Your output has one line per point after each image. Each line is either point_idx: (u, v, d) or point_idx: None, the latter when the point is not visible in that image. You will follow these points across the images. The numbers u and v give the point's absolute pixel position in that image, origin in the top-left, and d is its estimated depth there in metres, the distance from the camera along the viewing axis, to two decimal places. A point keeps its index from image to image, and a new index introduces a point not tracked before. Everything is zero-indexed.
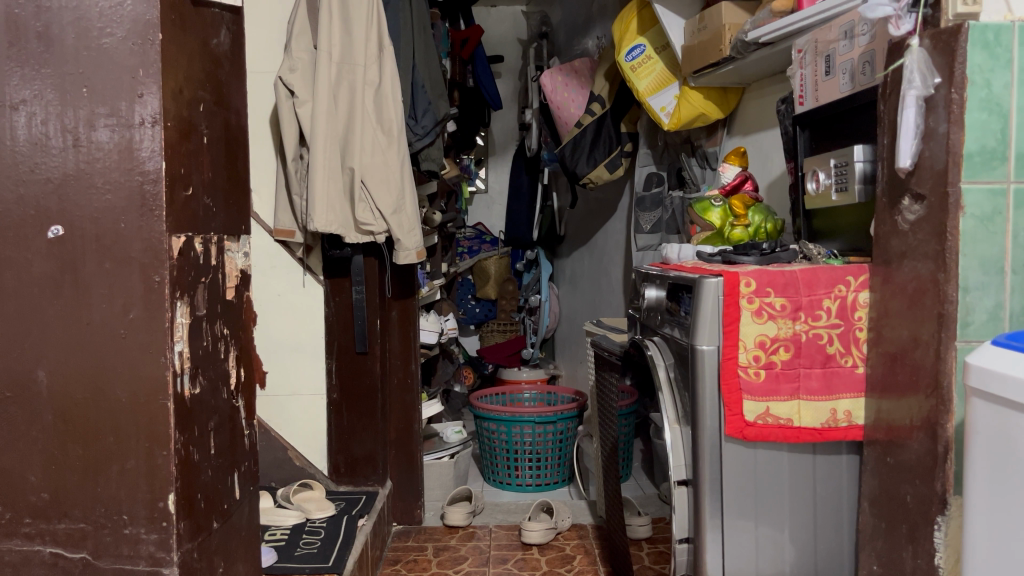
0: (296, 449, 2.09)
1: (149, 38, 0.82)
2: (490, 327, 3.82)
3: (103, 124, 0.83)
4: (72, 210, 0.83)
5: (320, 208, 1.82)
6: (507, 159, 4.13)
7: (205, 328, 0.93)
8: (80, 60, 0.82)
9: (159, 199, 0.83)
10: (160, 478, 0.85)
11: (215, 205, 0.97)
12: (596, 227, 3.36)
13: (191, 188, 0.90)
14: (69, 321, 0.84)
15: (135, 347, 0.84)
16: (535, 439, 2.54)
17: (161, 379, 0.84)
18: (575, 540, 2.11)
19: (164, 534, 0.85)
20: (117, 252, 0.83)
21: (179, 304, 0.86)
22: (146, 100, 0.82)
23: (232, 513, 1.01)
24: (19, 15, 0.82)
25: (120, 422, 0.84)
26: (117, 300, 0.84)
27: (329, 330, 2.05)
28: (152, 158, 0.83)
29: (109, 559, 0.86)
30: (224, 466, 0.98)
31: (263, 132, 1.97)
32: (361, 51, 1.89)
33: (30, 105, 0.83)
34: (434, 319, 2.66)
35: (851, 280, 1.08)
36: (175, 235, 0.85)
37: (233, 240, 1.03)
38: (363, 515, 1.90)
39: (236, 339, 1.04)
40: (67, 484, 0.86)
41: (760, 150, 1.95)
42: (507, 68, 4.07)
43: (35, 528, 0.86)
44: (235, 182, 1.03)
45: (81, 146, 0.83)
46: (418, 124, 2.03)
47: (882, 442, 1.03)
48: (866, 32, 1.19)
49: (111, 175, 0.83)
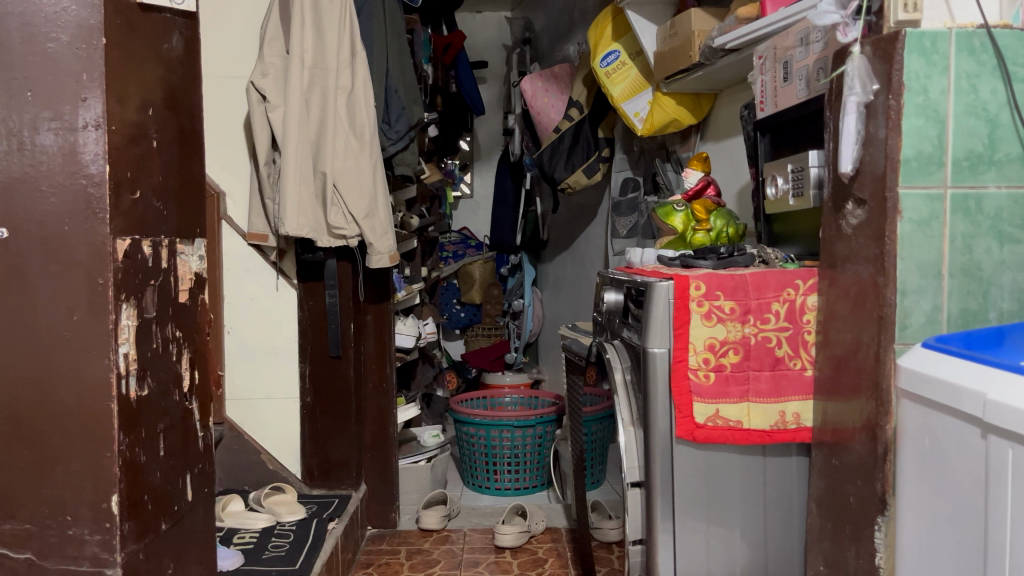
0: (269, 452, 2.09)
1: (93, 43, 0.83)
2: (473, 332, 3.80)
3: (47, 128, 0.83)
4: (17, 213, 0.84)
5: (291, 212, 1.83)
6: (492, 164, 4.14)
7: (155, 330, 0.94)
8: (25, 64, 0.83)
9: (104, 202, 0.84)
10: (106, 478, 0.85)
11: (166, 209, 0.98)
12: (577, 232, 3.38)
13: (139, 192, 0.91)
14: (15, 324, 0.85)
15: (79, 348, 0.85)
16: (513, 443, 2.55)
17: (105, 380, 0.85)
18: (548, 544, 2.12)
19: (107, 535, 0.86)
20: (62, 255, 0.84)
21: (126, 306, 0.87)
22: (90, 104, 0.83)
23: (185, 515, 1.02)
24: None
25: (66, 424, 0.85)
26: (63, 303, 0.84)
27: (302, 334, 2.06)
28: (95, 161, 0.84)
29: (54, 559, 0.86)
30: (176, 468, 0.99)
31: (236, 137, 1.99)
32: (334, 55, 1.90)
33: None
34: (412, 323, 2.66)
35: (800, 284, 1.08)
36: (120, 237, 0.86)
37: (186, 243, 1.04)
38: (333, 519, 1.90)
39: (191, 341, 1.05)
40: (14, 486, 0.86)
41: (730, 155, 1.97)
42: (492, 73, 4.08)
43: None
44: (189, 185, 1.04)
45: (25, 150, 0.84)
46: (391, 129, 2.04)
47: (828, 444, 1.04)
48: (820, 39, 1.20)
49: (55, 178, 0.84)
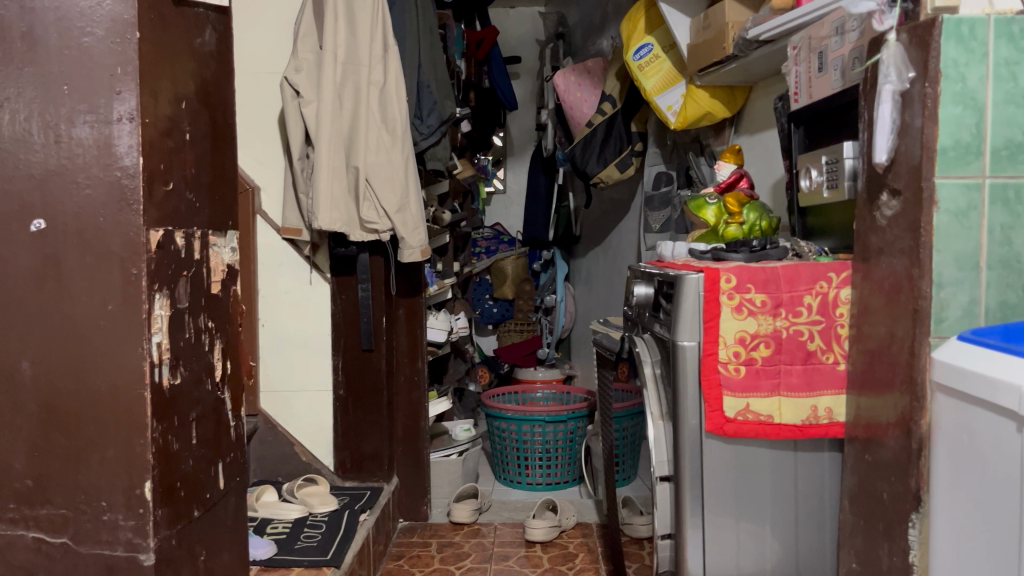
0: (302, 445, 2.11)
1: (126, 37, 0.84)
2: (506, 327, 3.82)
3: (83, 121, 0.85)
4: (54, 204, 0.86)
5: (323, 206, 1.85)
6: (525, 159, 4.13)
7: (187, 320, 0.95)
8: (61, 59, 0.85)
9: (138, 193, 0.85)
10: (138, 465, 0.87)
11: (199, 201, 0.99)
12: (610, 227, 3.36)
13: (172, 184, 0.92)
14: (52, 314, 0.86)
15: (113, 337, 0.86)
16: (544, 438, 2.55)
17: (138, 369, 0.86)
18: (579, 539, 2.12)
19: (141, 521, 0.87)
20: (96, 246, 0.86)
21: (159, 297, 0.89)
22: (124, 97, 0.85)
23: (217, 502, 1.03)
24: (4, 15, 0.85)
25: (100, 412, 0.87)
26: (97, 293, 0.86)
27: (335, 328, 2.08)
28: (129, 153, 0.85)
29: (89, 544, 0.88)
30: (208, 456, 1.01)
31: (270, 133, 2.01)
32: (366, 50, 1.90)
33: (13, 103, 0.86)
34: (444, 317, 2.66)
35: (833, 277, 1.07)
36: (153, 228, 0.87)
37: (219, 235, 1.05)
38: (365, 510, 1.92)
39: (223, 332, 1.06)
40: (50, 472, 0.88)
41: (764, 148, 1.95)
42: (525, 68, 4.08)
43: (20, 513, 0.89)
44: (221, 178, 1.05)
45: (61, 142, 0.85)
46: (423, 124, 2.04)
47: (861, 439, 1.02)
48: (855, 28, 1.18)
49: (91, 170, 0.85)
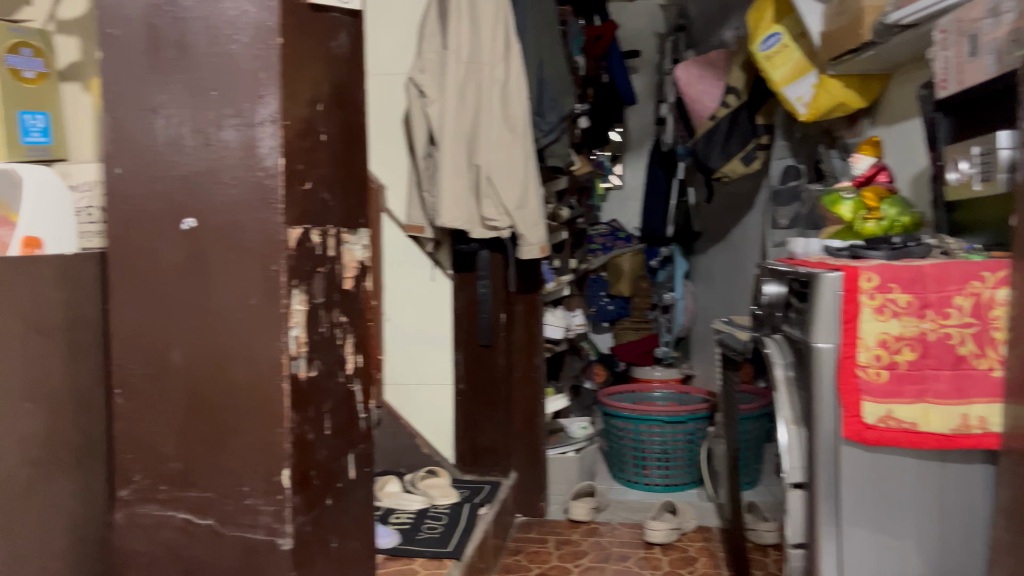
0: (424, 437, 2.16)
1: (269, 42, 0.88)
2: (622, 325, 3.71)
3: (229, 124, 0.89)
4: (202, 204, 0.90)
5: (446, 204, 1.88)
6: (644, 155, 4.07)
7: (322, 315, 0.99)
8: (210, 66, 0.89)
9: (278, 193, 0.89)
10: (277, 453, 0.91)
11: (333, 200, 1.02)
12: (733, 223, 3.27)
13: (309, 183, 0.95)
14: (200, 307, 0.91)
15: (255, 329, 0.90)
16: (663, 439, 2.51)
17: (277, 361, 0.90)
18: (699, 542, 2.07)
19: (279, 506, 0.91)
20: (241, 242, 0.90)
21: (297, 292, 0.92)
22: (266, 101, 0.88)
23: (347, 492, 1.06)
24: (158, 25, 0.90)
25: (242, 400, 0.91)
26: (241, 288, 0.90)
27: (455, 323, 2.12)
28: (271, 155, 0.88)
29: (231, 526, 0.92)
30: (339, 446, 1.04)
31: (395, 132, 2.06)
32: (489, 49, 1.92)
33: (165, 109, 0.91)
34: (561, 315, 2.65)
35: (988, 276, 0.99)
36: (293, 226, 0.91)
37: (351, 232, 1.08)
38: (484, 504, 1.94)
39: (355, 326, 1.09)
40: (197, 456, 0.93)
41: (904, 139, 1.84)
42: (643, 62, 4.02)
43: (168, 494, 0.94)
44: (353, 177, 1.08)
45: (209, 145, 0.90)
46: (543, 121, 2.05)
47: (1019, 452, 0.94)
48: (1013, 8, 1.09)
49: (235, 171, 0.89)
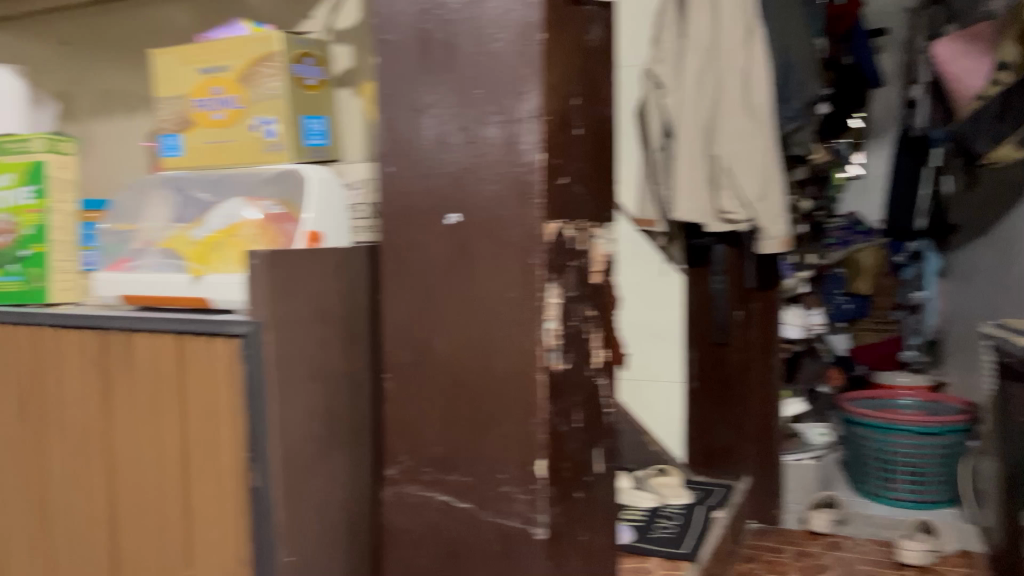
0: (654, 434, 2.17)
1: (531, 38, 0.89)
2: (862, 325, 3.45)
3: (491, 121, 0.92)
4: (467, 199, 0.94)
5: (681, 198, 1.84)
6: (891, 141, 3.74)
7: (574, 308, 0.99)
8: (475, 65, 0.92)
9: (537, 187, 0.90)
10: (533, 443, 0.92)
11: (586, 194, 1.02)
12: (1000, 214, 2.92)
13: (565, 177, 0.96)
14: (463, 298, 0.95)
15: (513, 321, 0.92)
16: (914, 452, 2.30)
17: (533, 353, 0.91)
18: (962, 569, 1.86)
19: (534, 496, 0.93)
20: (501, 236, 0.92)
21: (553, 285, 0.92)
22: (527, 97, 0.89)
23: (595, 486, 1.06)
24: (428, 29, 0.95)
25: (500, 390, 0.93)
26: (500, 280, 0.92)
27: (688, 320, 2.08)
28: (531, 150, 0.90)
29: (489, 511, 0.95)
30: (588, 440, 1.04)
31: (631, 124, 2.04)
32: (730, 34, 1.83)
33: (433, 108, 0.95)
34: (799, 314, 2.51)
35: None
36: (551, 221, 0.91)
37: (601, 226, 1.08)
38: (719, 507, 1.88)
39: (603, 321, 1.09)
40: (458, 442, 0.97)
41: None
42: (892, 40, 3.69)
43: (432, 476, 0.99)
44: (603, 170, 1.07)
45: (473, 142, 0.93)
46: (786, 108, 1.93)
47: None
48: None
49: (497, 167, 0.92)
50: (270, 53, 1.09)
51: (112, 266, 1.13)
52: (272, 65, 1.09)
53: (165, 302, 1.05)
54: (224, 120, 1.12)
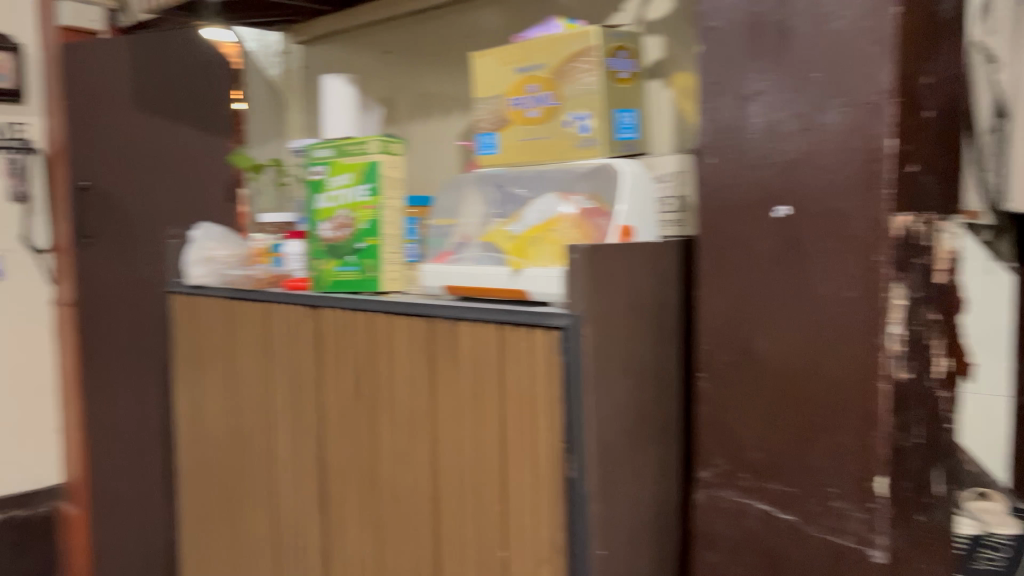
0: None
1: (883, 13, 0.80)
2: None
3: (833, 107, 0.85)
4: (800, 191, 0.88)
5: None
6: None
7: (919, 311, 0.89)
8: (814, 47, 0.86)
9: (887, 177, 0.81)
10: (872, 458, 0.84)
11: (934, 183, 0.91)
12: None
13: (915, 166, 0.86)
14: (792, 297, 0.89)
15: (852, 324, 0.85)
16: None
17: (875, 360, 0.83)
18: None
19: (872, 515, 0.85)
20: (841, 231, 0.85)
21: (900, 285, 0.83)
22: (877, 77, 0.81)
23: (933, 508, 0.95)
24: (760, 12, 0.89)
25: (834, 397, 0.86)
26: (838, 279, 0.85)
27: None
28: (880, 136, 0.81)
29: (817, 527, 0.89)
30: (928, 458, 0.93)
31: None
32: None
33: (764, 95, 0.90)
34: None
35: None
36: (901, 214, 0.82)
37: (948, 219, 0.96)
38: None
39: (945, 325, 0.97)
40: (783, 450, 0.91)
41: None
42: None
43: (751, 483, 0.94)
44: (951, 155, 0.96)
45: (811, 129, 0.86)
46: None
47: None
48: None
49: (839, 156, 0.84)
50: (587, 48, 1.09)
51: (436, 259, 1.22)
52: (589, 60, 1.09)
53: (485, 294, 1.11)
54: (539, 117, 1.15)
